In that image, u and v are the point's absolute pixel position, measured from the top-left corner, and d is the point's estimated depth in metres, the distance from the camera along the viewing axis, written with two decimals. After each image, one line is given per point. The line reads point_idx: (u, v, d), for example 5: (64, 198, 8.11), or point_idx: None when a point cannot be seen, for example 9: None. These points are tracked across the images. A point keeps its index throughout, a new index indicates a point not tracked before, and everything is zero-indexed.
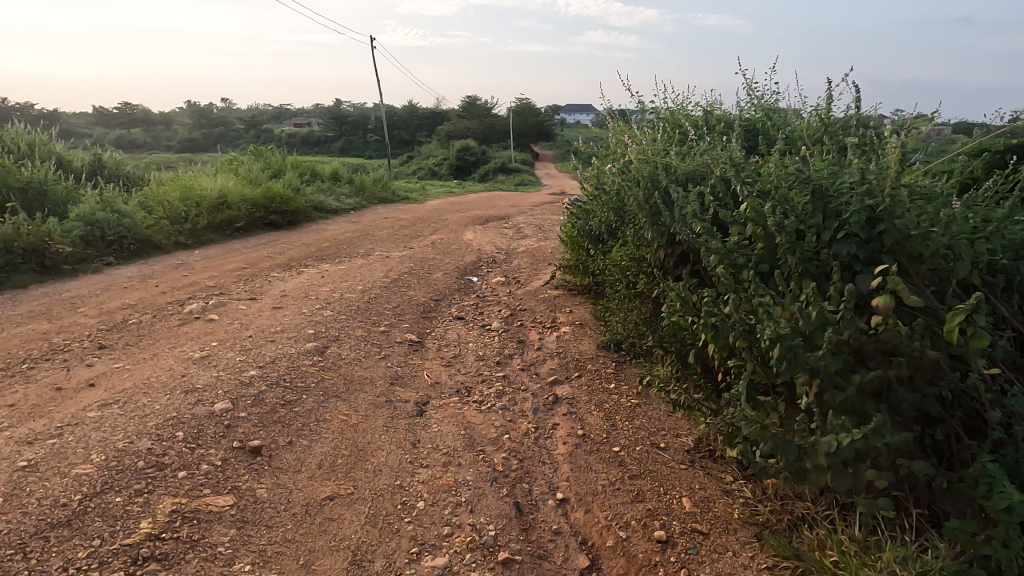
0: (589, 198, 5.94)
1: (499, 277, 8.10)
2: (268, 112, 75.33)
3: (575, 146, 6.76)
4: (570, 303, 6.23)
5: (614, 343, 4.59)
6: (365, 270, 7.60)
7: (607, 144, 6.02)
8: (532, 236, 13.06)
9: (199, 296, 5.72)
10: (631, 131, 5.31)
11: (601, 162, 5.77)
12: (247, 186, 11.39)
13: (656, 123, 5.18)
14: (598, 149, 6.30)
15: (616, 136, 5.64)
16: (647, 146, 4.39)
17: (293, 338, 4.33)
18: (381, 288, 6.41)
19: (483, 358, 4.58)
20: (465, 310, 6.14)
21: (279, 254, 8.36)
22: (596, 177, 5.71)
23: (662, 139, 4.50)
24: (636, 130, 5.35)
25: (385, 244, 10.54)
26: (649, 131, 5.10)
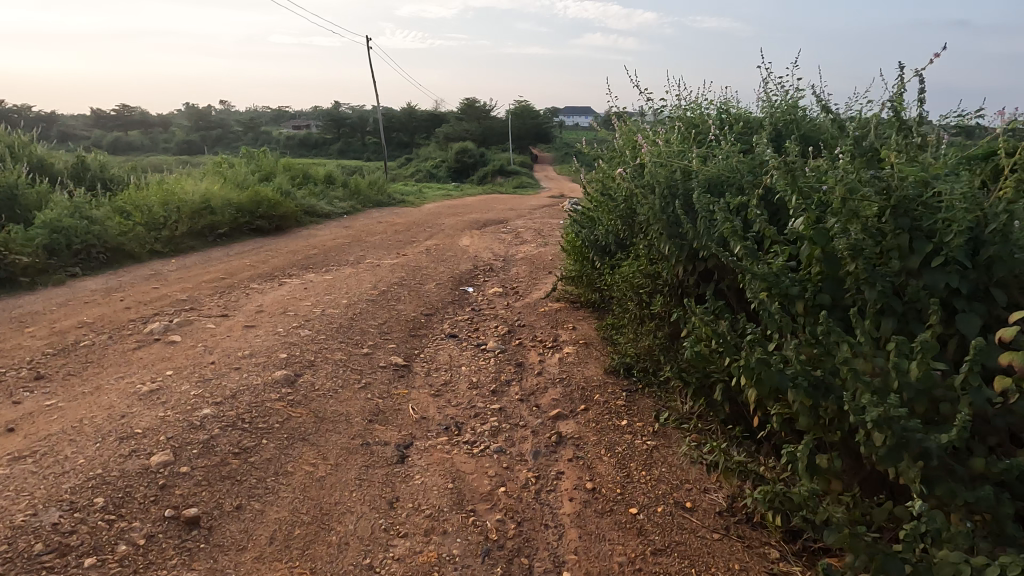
0: (594, 205, 5.46)
1: (496, 288, 7.59)
2: (266, 114, 74.97)
3: (579, 148, 6.27)
4: (573, 319, 5.74)
5: (624, 367, 4.09)
6: (352, 281, 7.10)
7: (613, 147, 5.54)
8: (532, 242, 12.58)
9: (167, 313, 5.23)
10: (641, 132, 4.83)
11: (608, 166, 5.30)
12: (233, 190, 10.90)
13: (668, 123, 4.70)
14: (602, 152, 5.82)
15: (624, 137, 5.17)
16: (663, 149, 3.93)
17: (261, 364, 3.84)
18: (367, 302, 5.91)
19: (476, 385, 4.08)
20: (459, 326, 5.65)
21: (263, 264, 7.88)
22: (601, 183, 5.23)
23: (678, 141, 4.03)
24: (646, 131, 4.88)
25: (378, 251, 10.05)
26: (661, 131, 4.61)
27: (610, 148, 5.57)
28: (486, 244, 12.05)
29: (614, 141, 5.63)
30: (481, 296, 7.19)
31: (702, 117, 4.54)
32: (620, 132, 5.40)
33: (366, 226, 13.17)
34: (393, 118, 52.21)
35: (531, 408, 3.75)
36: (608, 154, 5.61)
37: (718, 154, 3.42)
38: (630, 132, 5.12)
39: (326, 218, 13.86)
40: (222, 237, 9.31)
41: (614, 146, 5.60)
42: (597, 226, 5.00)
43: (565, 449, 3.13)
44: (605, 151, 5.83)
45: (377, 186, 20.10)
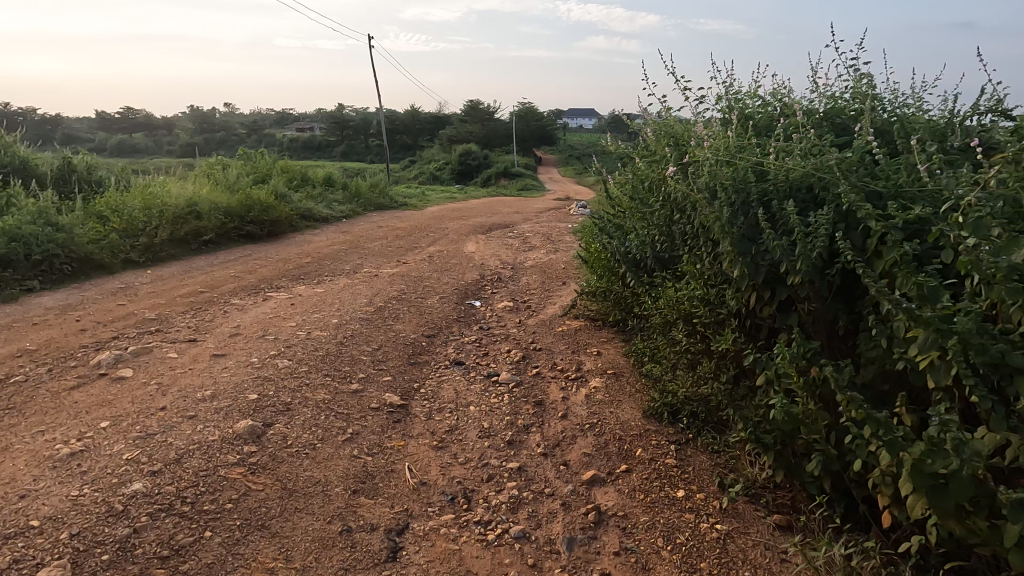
0: (623, 210, 4.72)
1: (506, 302, 6.81)
2: (269, 116, 74.60)
3: (604, 145, 5.53)
4: (596, 342, 5.01)
5: (669, 411, 3.36)
6: (345, 294, 6.34)
7: (644, 145, 4.83)
8: (541, 248, 11.84)
9: (126, 336, 4.49)
10: (685, 128, 4.12)
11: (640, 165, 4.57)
12: (223, 193, 10.19)
13: (713, 115, 3.98)
14: (631, 152, 5.09)
15: (661, 132, 4.46)
16: (722, 141, 3.21)
17: (221, 409, 3.09)
18: (361, 322, 5.15)
19: (488, 432, 3.33)
20: (466, 350, 4.89)
21: (249, 274, 7.16)
22: (633, 185, 4.50)
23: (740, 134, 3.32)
24: (686, 127, 4.17)
25: (376, 259, 9.32)
26: (710, 124, 3.88)
27: (641, 147, 4.86)
28: (492, 251, 11.28)
29: (643, 139, 4.91)
30: (489, 312, 6.42)
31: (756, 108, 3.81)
32: (652, 131, 4.71)
33: (365, 231, 12.41)
34: (396, 120, 51.56)
35: (557, 467, 2.99)
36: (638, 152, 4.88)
37: (798, 148, 2.72)
38: (666, 127, 4.39)
39: (323, 223, 13.11)
40: (208, 244, 8.58)
41: (645, 144, 4.88)
42: (628, 236, 4.27)
43: (609, 534, 2.42)
44: (633, 151, 5.10)
45: (378, 189, 19.35)
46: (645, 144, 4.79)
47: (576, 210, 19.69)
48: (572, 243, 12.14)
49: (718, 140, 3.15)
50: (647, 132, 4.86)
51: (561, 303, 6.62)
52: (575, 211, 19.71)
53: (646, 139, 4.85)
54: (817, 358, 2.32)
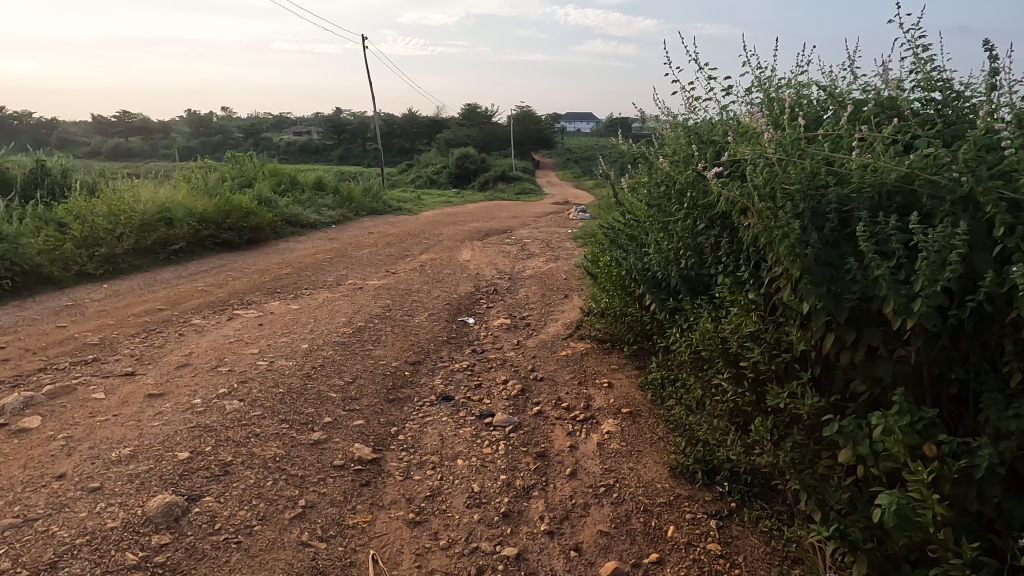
0: (638, 220, 4.09)
1: (502, 320, 6.13)
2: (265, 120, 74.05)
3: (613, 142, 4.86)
4: (606, 371, 4.37)
5: (704, 470, 2.72)
6: (322, 312, 5.66)
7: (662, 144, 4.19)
8: (540, 256, 11.19)
9: (54, 368, 3.82)
10: (716, 124, 3.50)
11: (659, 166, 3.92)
12: (200, 198, 9.53)
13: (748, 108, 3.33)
14: (646, 151, 4.44)
15: (683, 127, 3.82)
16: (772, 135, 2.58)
17: (137, 477, 2.44)
18: (335, 347, 4.47)
19: (479, 500, 2.68)
20: (456, 382, 4.22)
21: (219, 288, 6.51)
22: (650, 190, 3.85)
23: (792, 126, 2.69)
24: (715, 124, 3.52)
25: (363, 268, 8.67)
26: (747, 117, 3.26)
27: (659, 147, 4.22)
28: (489, 259, 10.60)
29: (661, 138, 4.26)
30: (484, 331, 5.73)
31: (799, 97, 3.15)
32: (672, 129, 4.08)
33: (354, 238, 11.73)
34: (392, 122, 50.91)
35: (565, 554, 2.35)
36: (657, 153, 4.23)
37: (886, 144, 2.09)
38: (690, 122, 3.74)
39: (310, 230, 12.43)
40: (179, 254, 7.90)
41: (661, 144, 4.23)
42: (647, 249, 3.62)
43: None
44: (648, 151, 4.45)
45: (371, 193, 18.67)
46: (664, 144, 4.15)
47: (576, 215, 19.01)
48: (573, 250, 11.50)
49: (767, 133, 2.51)
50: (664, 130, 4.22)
51: (565, 322, 5.94)
52: (575, 215, 19.03)
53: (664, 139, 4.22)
54: (933, 431, 1.68)
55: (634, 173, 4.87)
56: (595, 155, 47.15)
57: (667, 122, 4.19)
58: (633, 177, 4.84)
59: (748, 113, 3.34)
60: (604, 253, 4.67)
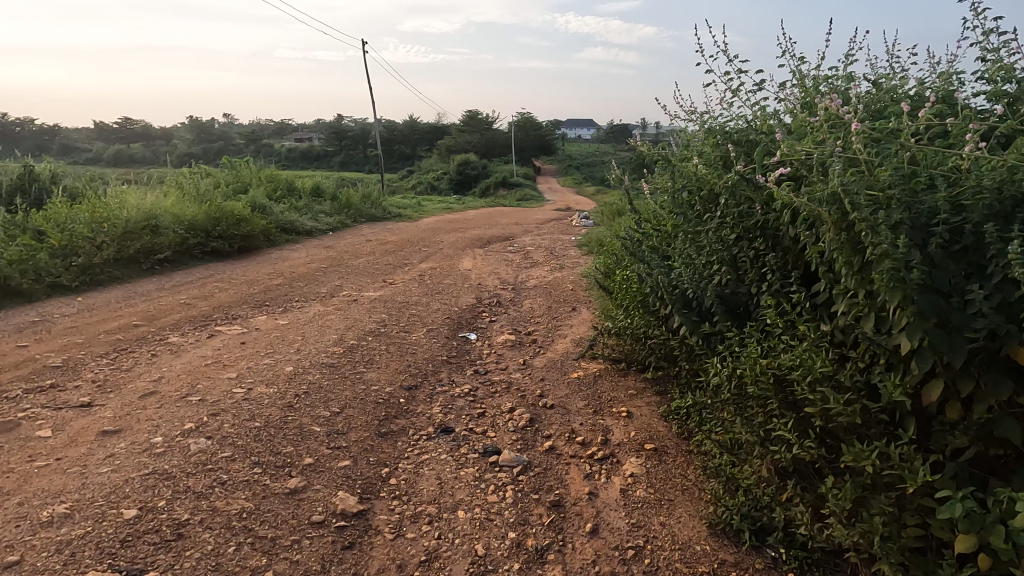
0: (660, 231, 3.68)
1: (506, 337, 5.68)
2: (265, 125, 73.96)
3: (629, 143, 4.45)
4: (623, 397, 3.95)
5: (752, 529, 2.30)
6: (310, 328, 5.22)
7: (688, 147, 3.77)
8: (544, 264, 10.79)
9: (4, 396, 3.40)
10: (754, 124, 3.11)
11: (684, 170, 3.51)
12: (189, 204, 9.13)
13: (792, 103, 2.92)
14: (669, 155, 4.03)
15: (712, 128, 3.41)
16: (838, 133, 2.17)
17: (66, 546, 2.06)
18: (322, 371, 4.03)
19: (483, 567, 2.26)
20: (456, 411, 3.78)
21: (203, 301, 6.09)
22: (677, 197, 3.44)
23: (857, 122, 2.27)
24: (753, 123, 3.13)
25: (359, 278, 8.26)
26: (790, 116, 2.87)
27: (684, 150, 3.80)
28: (490, 268, 10.16)
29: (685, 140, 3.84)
30: (487, 349, 5.28)
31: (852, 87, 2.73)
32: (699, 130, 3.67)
33: (350, 246, 11.31)
34: (393, 129, 50.65)
35: None
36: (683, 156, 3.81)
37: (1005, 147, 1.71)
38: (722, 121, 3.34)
39: (306, 237, 12.01)
40: (164, 263, 7.49)
41: (686, 145, 3.82)
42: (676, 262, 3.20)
43: None
44: (672, 154, 4.03)
45: (370, 200, 18.26)
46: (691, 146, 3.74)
47: (579, 221, 18.58)
48: (578, 259, 11.09)
49: (840, 130, 2.10)
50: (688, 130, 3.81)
51: (574, 339, 5.49)
52: (578, 222, 18.60)
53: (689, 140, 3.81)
54: None
55: (653, 179, 4.45)
56: (597, 161, 46.80)
57: (693, 121, 3.78)
58: (654, 183, 4.42)
59: (792, 111, 2.95)
60: (621, 266, 4.24)
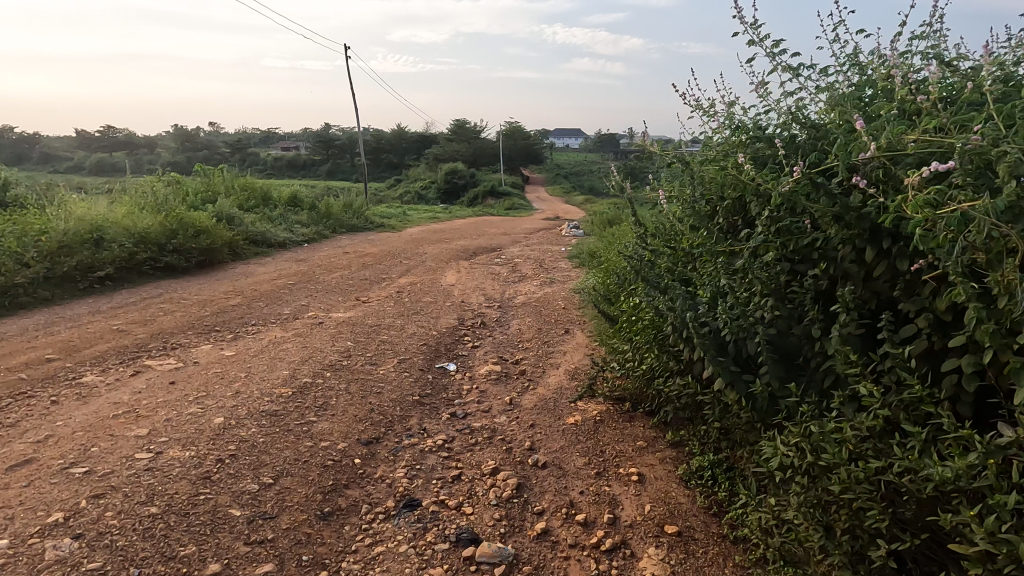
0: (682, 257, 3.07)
1: (490, 368, 4.94)
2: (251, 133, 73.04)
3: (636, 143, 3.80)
4: (631, 453, 3.24)
5: None
6: (260, 361, 4.44)
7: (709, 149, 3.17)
8: (533, 278, 10.08)
9: None
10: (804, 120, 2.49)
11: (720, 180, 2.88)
12: (143, 215, 8.35)
13: (848, 92, 2.33)
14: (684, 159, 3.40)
15: (748, 133, 2.80)
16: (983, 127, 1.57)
17: None
18: (260, 421, 3.27)
19: None
20: (425, 475, 3.04)
21: (142, 326, 5.32)
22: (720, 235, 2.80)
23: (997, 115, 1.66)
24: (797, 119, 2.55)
25: (330, 296, 7.50)
26: (859, 108, 2.24)
27: (704, 153, 3.20)
28: (475, 284, 9.40)
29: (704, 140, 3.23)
30: (467, 384, 4.54)
31: (931, 69, 2.12)
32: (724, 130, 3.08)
33: (325, 259, 10.51)
34: (379, 137, 49.89)
35: None
36: (703, 160, 3.20)
37: None
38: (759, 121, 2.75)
39: (278, 250, 11.20)
40: (105, 282, 6.69)
41: (705, 147, 3.21)
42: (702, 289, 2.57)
43: None
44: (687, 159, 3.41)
45: (350, 209, 17.45)
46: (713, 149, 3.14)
47: (570, 230, 17.91)
48: (569, 272, 10.40)
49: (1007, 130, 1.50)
50: (710, 129, 3.20)
51: (569, 371, 4.77)
52: (567, 232, 17.96)
53: (710, 141, 3.20)
54: None
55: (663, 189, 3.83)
56: (586, 170, 46.38)
57: (714, 119, 3.17)
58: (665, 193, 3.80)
59: (857, 101, 2.30)
60: (628, 291, 3.58)
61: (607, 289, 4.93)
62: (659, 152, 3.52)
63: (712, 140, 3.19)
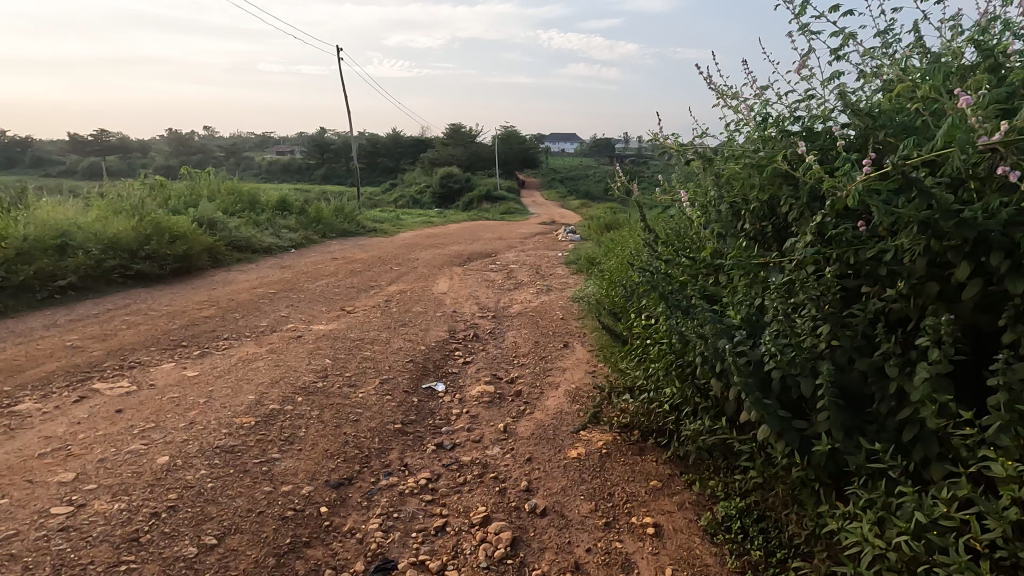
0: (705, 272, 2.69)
1: (483, 389, 4.48)
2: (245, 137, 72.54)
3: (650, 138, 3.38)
4: (643, 495, 2.81)
5: None
6: (224, 383, 3.97)
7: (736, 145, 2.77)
8: (529, 285, 9.64)
9: None
10: (859, 115, 2.12)
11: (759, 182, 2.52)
12: (115, 219, 7.88)
13: (914, 74, 1.95)
14: (704, 157, 3.00)
15: (788, 137, 2.46)
16: None
17: None
18: (212, 460, 2.81)
19: None
20: (404, 526, 2.58)
21: (100, 342, 4.84)
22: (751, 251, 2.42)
23: None
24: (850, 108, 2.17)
25: (313, 306, 7.03)
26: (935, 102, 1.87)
27: (728, 150, 2.81)
28: (468, 292, 8.94)
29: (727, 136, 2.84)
30: (456, 410, 4.09)
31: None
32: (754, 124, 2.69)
33: (310, 266, 10.03)
34: (374, 140, 49.40)
35: None
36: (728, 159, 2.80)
37: None
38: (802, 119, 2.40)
39: (262, 256, 10.72)
40: (67, 292, 6.21)
41: (729, 144, 2.81)
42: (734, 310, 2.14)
43: None
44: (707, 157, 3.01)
45: (341, 213, 16.97)
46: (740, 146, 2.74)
47: (566, 235, 17.46)
48: (567, 279, 9.96)
49: None
50: (735, 122, 2.82)
51: (569, 393, 4.32)
52: (564, 236, 17.54)
53: (735, 137, 2.81)
54: None
55: (677, 191, 3.44)
56: (581, 175, 46.01)
57: (742, 112, 2.79)
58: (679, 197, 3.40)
59: (930, 84, 1.91)
60: (639, 306, 3.17)
61: (612, 302, 4.49)
62: (675, 149, 3.11)
63: (738, 134, 2.79)
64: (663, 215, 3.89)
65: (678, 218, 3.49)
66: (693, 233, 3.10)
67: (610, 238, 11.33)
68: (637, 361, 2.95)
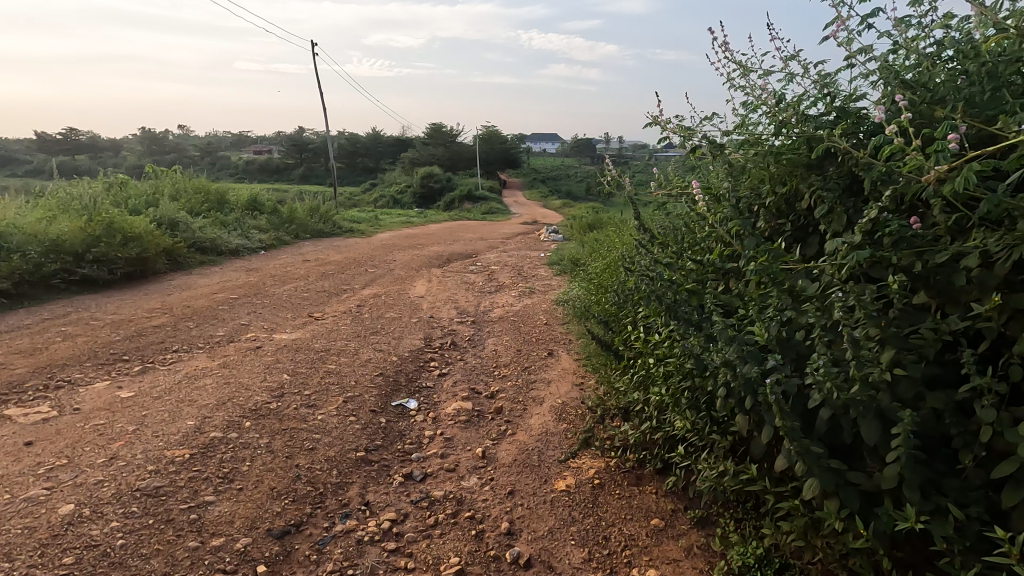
0: (723, 286, 2.34)
1: (459, 406, 4.05)
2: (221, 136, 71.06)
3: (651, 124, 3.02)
4: (643, 538, 2.40)
5: None
6: (161, 404, 3.47)
7: (749, 132, 2.43)
8: (511, 287, 9.22)
9: None
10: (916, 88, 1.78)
11: (792, 182, 2.20)
12: (61, 219, 7.28)
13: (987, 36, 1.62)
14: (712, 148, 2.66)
15: (824, 120, 2.11)
16: None
17: None
18: (128, 508, 2.35)
19: None
20: None
21: (27, 357, 4.31)
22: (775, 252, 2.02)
23: None
24: (892, 80, 1.84)
25: (278, 312, 6.53)
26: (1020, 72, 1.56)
27: (740, 137, 2.46)
28: (446, 295, 8.48)
29: (738, 122, 2.50)
30: (429, 431, 3.65)
31: None
32: (770, 106, 2.35)
33: (279, 269, 9.47)
34: (352, 139, 48.50)
35: None
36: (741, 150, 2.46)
37: None
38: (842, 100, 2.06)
39: (228, 258, 10.13)
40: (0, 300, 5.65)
41: (741, 131, 2.47)
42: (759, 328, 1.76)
43: None
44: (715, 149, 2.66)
45: (316, 213, 16.37)
46: (754, 133, 2.40)
47: (548, 235, 17.07)
48: (551, 280, 9.57)
49: None
50: (747, 106, 2.48)
51: (555, 411, 3.90)
52: (545, 236, 17.18)
53: (748, 124, 2.47)
54: None
55: (680, 190, 3.08)
56: (563, 174, 45.73)
57: (757, 92, 2.44)
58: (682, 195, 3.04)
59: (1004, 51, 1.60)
60: (638, 317, 2.80)
61: (603, 308, 4.09)
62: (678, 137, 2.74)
63: (751, 119, 2.45)
64: (663, 215, 3.52)
65: (681, 219, 3.13)
66: (698, 234, 2.73)
67: (594, 238, 10.95)
68: (635, 381, 2.57)
